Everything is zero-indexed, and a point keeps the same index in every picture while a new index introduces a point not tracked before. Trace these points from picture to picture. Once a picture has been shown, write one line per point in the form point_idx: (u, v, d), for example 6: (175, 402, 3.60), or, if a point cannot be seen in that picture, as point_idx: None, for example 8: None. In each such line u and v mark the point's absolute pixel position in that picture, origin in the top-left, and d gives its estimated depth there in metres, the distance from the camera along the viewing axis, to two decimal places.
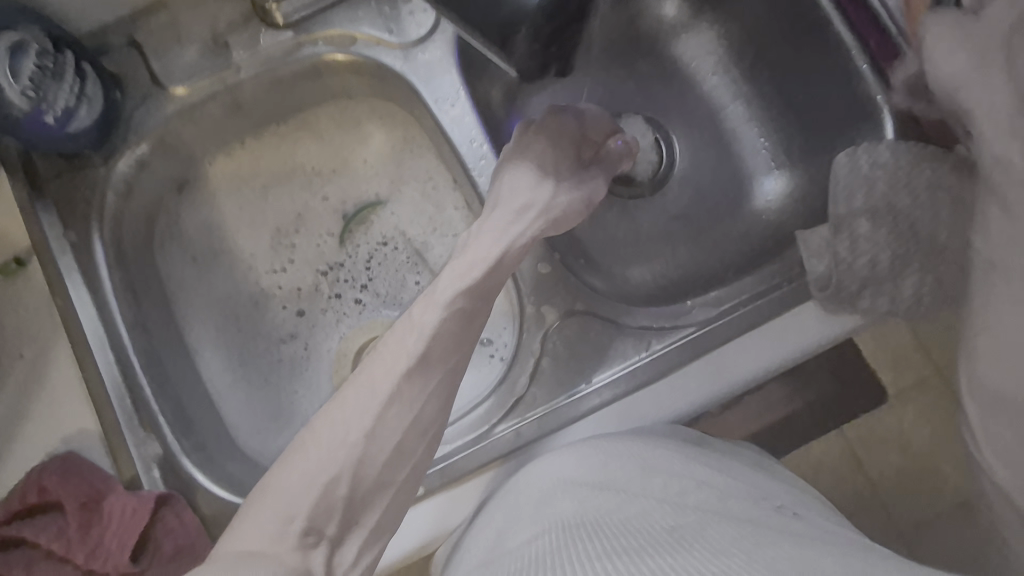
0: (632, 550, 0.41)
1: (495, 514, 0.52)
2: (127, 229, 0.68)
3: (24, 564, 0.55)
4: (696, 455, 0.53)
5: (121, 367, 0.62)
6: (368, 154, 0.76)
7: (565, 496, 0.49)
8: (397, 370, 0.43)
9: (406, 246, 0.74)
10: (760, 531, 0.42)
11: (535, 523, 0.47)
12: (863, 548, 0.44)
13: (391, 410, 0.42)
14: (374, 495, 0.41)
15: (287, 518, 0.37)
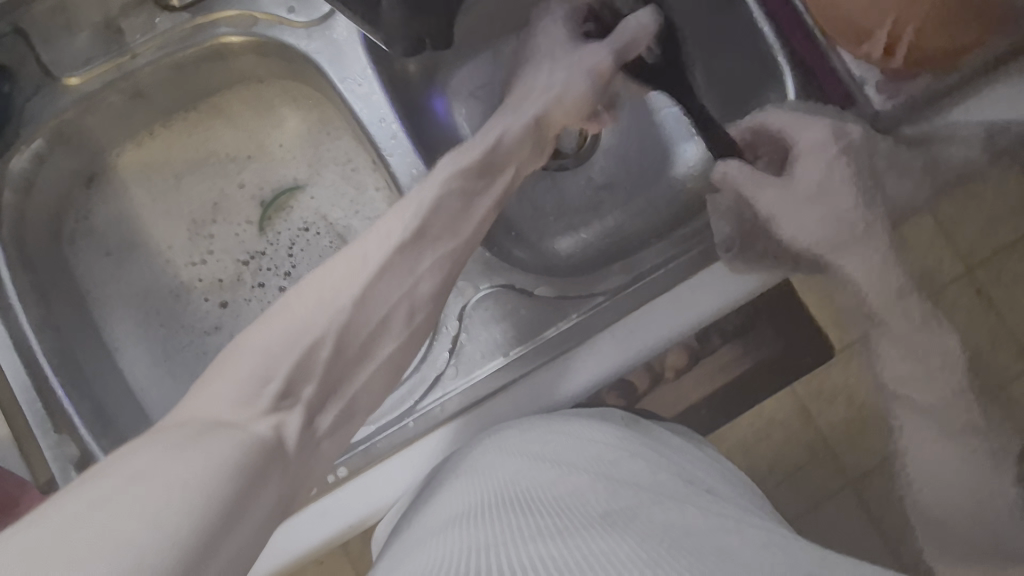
0: (553, 514, 0.41)
1: (429, 486, 0.53)
2: (31, 227, 0.66)
3: None
4: (625, 434, 0.54)
5: (30, 369, 0.60)
6: (284, 137, 0.74)
7: (497, 463, 0.49)
8: (390, 246, 0.47)
9: (328, 230, 0.73)
10: (675, 503, 0.43)
11: (464, 488, 0.48)
12: (771, 525, 0.45)
13: (380, 284, 0.46)
14: (353, 365, 0.45)
15: (261, 379, 0.40)
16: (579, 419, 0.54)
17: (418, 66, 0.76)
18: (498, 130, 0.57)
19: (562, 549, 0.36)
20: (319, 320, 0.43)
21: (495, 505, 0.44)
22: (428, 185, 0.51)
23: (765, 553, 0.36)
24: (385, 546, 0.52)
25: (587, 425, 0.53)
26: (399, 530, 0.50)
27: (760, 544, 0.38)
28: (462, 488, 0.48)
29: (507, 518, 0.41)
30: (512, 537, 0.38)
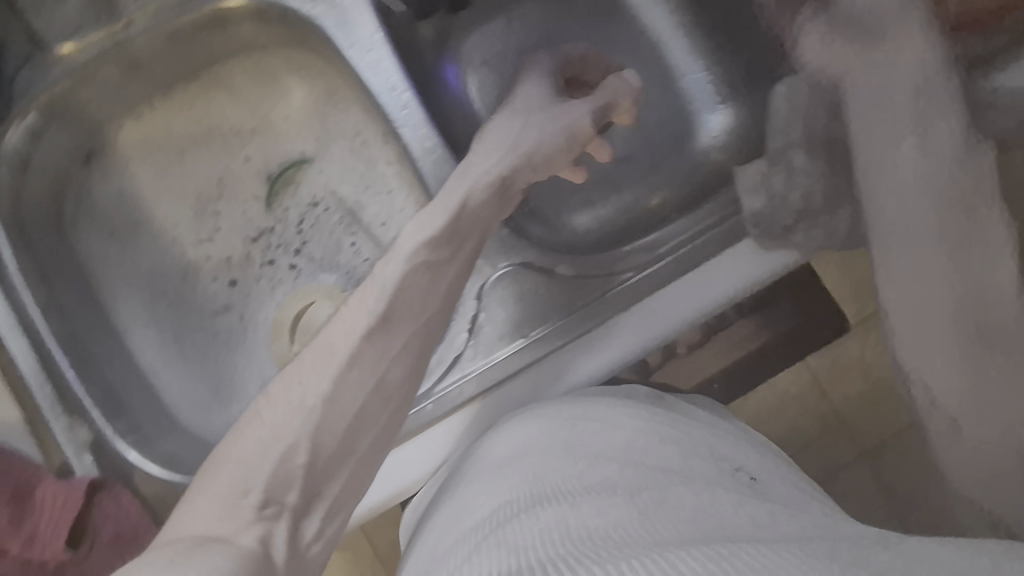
0: (586, 504, 0.40)
1: (454, 481, 0.52)
2: (30, 206, 0.64)
3: None
4: (655, 418, 0.52)
5: (38, 354, 0.58)
6: (289, 110, 0.71)
7: (523, 456, 0.48)
8: (356, 333, 0.44)
9: (338, 206, 0.70)
10: (713, 491, 0.41)
11: (491, 483, 0.46)
12: (813, 507, 0.44)
13: (351, 374, 0.43)
14: (334, 464, 0.42)
15: (241, 492, 0.37)
16: (604, 404, 0.53)
17: (427, 30, 0.72)
18: (462, 192, 0.54)
19: (600, 545, 0.34)
20: (290, 420, 0.40)
21: (522, 503, 0.42)
22: (392, 261, 0.48)
23: (815, 544, 0.34)
24: (413, 536, 0.52)
25: (613, 412, 0.52)
26: (429, 526, 0.49)
27: (804, 531, 0.36)
28: (489, 484, 0.46)
29: (538, 513, 0.39)
30: (545, 533, 0.37)
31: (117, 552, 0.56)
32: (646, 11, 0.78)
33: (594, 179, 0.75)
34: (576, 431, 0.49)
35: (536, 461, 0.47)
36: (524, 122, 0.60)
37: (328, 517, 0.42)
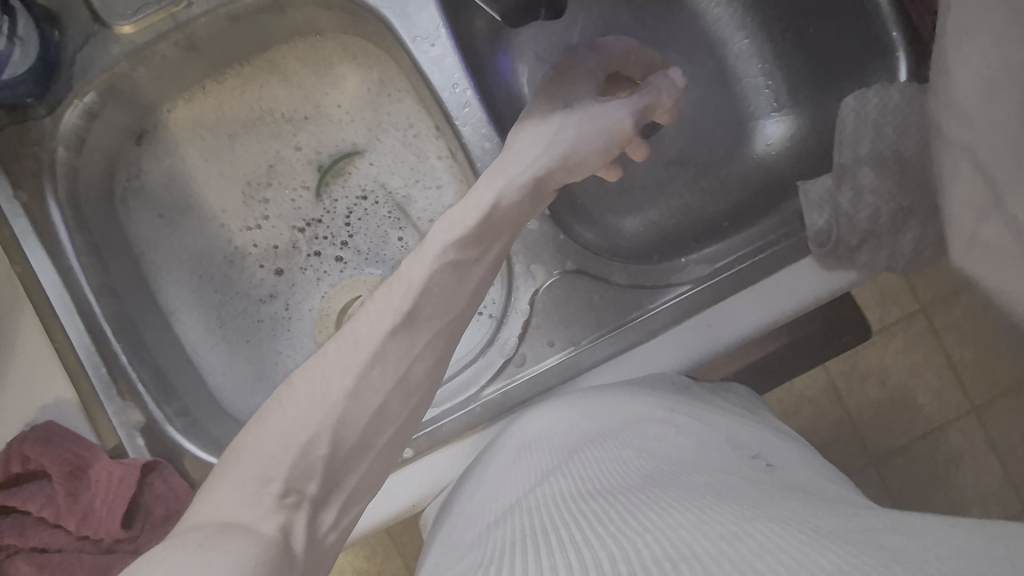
0: (592, 495, 0.38)
1: (478, 472, 0.51)
2: (84, 186, 0.64)
3: (18, 529, 0.56)
4: (675, 403, 0.50)
5: (92, 336, 0.59)
6: (342, 99, 0.70)
7: (545, 448, 0.47)
8: (379, 331, 0.39)
9: (387, 200, 0.70)
10: (727, 482, 0.39)
11: (513, 474, 0.46)
12: (845, 499, 0.40)
13: (374, 373, 0.39)
14: (355, 455, 0.38)
15: (261, 479, 0.34)
16: (626, 391, 0.51)
17: (483, 22, 0.70)
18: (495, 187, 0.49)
19: (596, 537, 0.33)
20: (315, 412, 0.36)
21: (531, 497, 0.40)
22: (417, 261, 0.43)
23: (842, 529, 0.32)
24: (438, 522, 0.52)
25: (636, 394, 0.50)
26: (453, 517, 0.48)
27: (821, 521, 0.33)
28: (510, 476, 0.46)
29: (556, 499, 0.39)
30: (561, 517, 0.36)
31: (168, 531, 0.57)
32: (707, 9, 0.75)
33: (644, 183, 0.74)
34: (597, 419, 0.48)
35: (558, 450, 0.46)
36: (560, 123, 0.54)
37: (346, 508, 0.37)
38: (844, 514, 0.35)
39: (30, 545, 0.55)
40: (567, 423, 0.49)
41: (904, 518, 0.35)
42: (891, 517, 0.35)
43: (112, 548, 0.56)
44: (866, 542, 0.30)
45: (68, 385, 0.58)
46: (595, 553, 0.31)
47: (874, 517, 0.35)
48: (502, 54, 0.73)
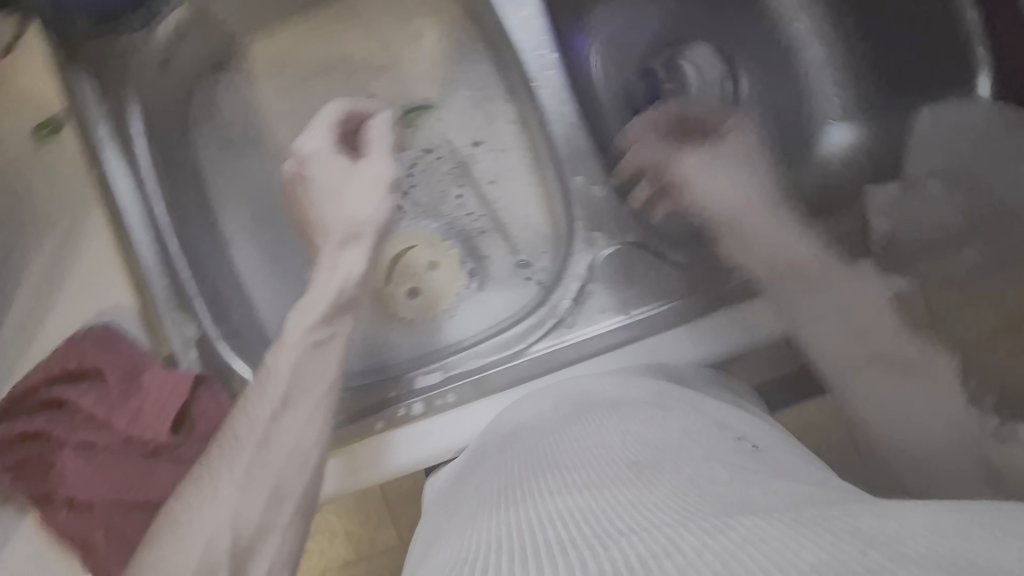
0: (568, 489, 0.37)
1: (466, 456, 0.51)
2: (163, 104, 0.65)
3: (68, 423, 0.58)
4: (663, 394, 0.48)
5: (158, 248, 0.61)
6: (420, 53, 0.71)
7: (532, 434, 0.47)
8: (263, 415, 0.50)
9: (451, 157, 0.71)
10: (707, 470, 0.37)
11: (501, 461, 0.46)
12: (834, 486, 0.39)
13: (280, 422, 0.51)
14: (267, 506, 0.48)
15: (209, 566, 0.45)
16: (611, 386, 0.50)
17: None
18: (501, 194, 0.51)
19: (565, 538, 0.32)
20: (231, 497, 0.47)
21: (512, 488, 0.40)
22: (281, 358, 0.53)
23: (826, 514, 0.31)
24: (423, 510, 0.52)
25: (624, 385, 0.50)
26: (438, 500, 0.49)
27: (801, 513, 0.31)
28: (497, 463, 0.46)
29: (541, 492, 0.38)
30: (546, 512, 0.36)
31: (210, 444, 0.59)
32: (786, 11, 0.76)
33: None
34: (584, 409, 0.48)
35: (544, 438, 0.46)
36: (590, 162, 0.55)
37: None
38: (831, 500, 0.34)
39: (79, 438, 0.58)
40: (555, 411, 0.49)
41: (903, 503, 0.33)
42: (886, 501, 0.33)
43: (157, 450, 0.59)
44: (835, 529, 0.29)
45: (129, 291, 0.60)
46: (581, 553, 0.30)
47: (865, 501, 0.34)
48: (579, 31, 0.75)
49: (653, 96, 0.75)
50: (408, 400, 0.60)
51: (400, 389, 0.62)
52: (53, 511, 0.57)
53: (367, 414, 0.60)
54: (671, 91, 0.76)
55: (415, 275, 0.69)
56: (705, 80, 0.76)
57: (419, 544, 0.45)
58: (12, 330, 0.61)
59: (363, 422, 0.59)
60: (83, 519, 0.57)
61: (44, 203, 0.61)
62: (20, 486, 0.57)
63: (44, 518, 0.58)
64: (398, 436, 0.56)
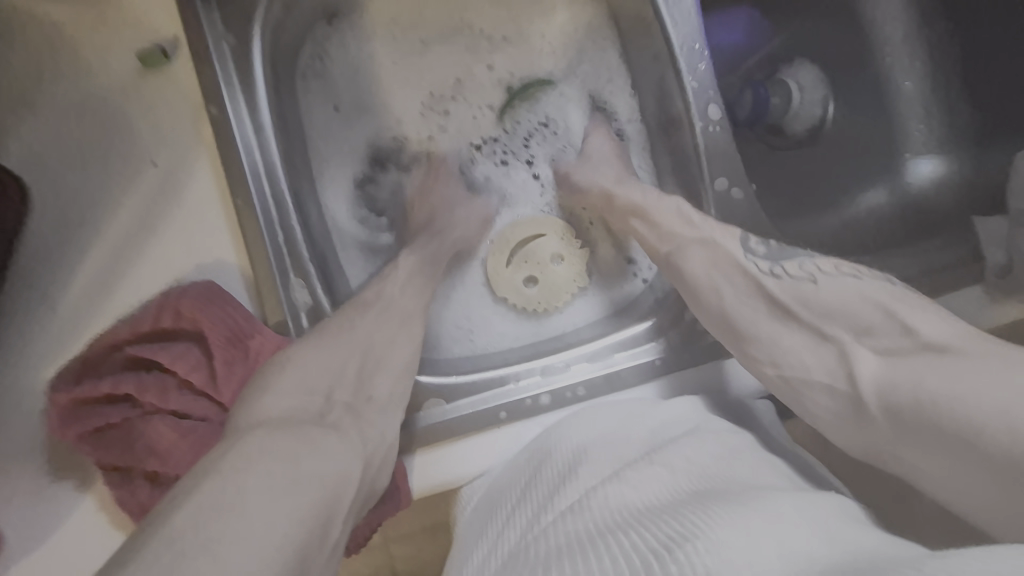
0: (632, 508, 0.41)
1: (533, 453, 0.54)
2: (282, 48, 0.60)
3: (160, 389, 0.52)
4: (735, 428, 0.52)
5: (275, 204, 0.55)
6: (546, 33, 0.71)
7: (595, 454, 0.49)
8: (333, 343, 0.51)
9: (571, 139, 0.71)
10: (770, 501, 0.41)
11: (567, 475, 0.48)
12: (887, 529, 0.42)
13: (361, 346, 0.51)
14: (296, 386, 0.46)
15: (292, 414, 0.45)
16: (689, 412, 0.54)
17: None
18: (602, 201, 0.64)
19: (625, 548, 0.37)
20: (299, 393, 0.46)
21: (583, 497, 0.45)
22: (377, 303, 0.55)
23: (893, 566, 0.34)
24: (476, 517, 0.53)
25: (678, 412, 0.53)
26: (495, 504, 0.52)
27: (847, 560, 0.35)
28: (563, 478, 0.48)
29: (611, 511, 0.42)
30: (608, 528, 0.40)
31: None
32: (891, 46, 0.78)
33: (803, 185, 0.76)
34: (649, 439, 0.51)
35: (609, 460, 0.48)
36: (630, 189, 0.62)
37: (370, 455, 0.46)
38: (889, 549, 0.37)
39: (171, 408, 0.51)
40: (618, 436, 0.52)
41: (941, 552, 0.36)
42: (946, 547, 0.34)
43: None
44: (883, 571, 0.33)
45: (234, 246, 0.55)
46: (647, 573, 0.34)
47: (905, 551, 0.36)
48: None
49: (757, 109, 0.77)
50: (532, 391, 0.59)
51: (520, 376, 0.60)
52: (135, 486, 0.51)
53: (486, 403, 0.58)
54: (776, 108, 0.77)
55: (539, 266, 0.69)
56: (807, 101, 0.78)
57: (475, 561, 0.47)
58: (88, 280, 0.54)
59: (483, 409, 0.57)
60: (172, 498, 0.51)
61: (145, 141, 0.55)
62: (98, 455, 0.51)
63: (121, 492, 0.51)
64: (494, 434, 0.57)
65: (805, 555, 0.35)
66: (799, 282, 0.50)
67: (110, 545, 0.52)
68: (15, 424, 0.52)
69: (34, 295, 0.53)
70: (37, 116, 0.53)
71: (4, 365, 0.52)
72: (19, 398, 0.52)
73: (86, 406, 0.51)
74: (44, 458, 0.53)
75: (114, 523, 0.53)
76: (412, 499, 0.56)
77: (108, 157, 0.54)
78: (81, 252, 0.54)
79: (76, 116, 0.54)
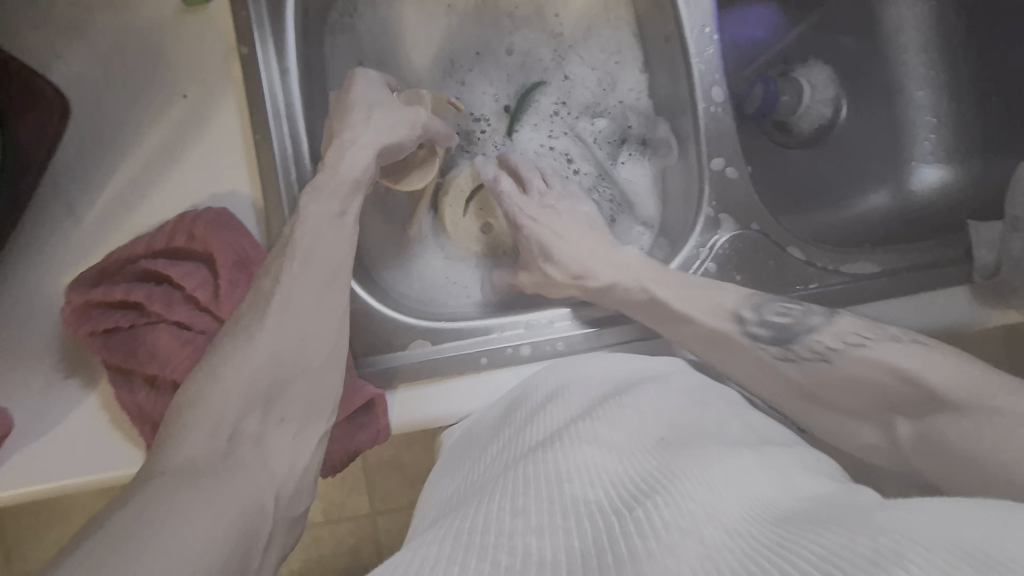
0: (599, 446, 0.44)
1: (512, 397, 0.58)
2: (316, 5, 0.65)
3: (167, 301, 0.56)
4: (701, 391, 0.55)
5: (291, 142, 0.61)
6: (563, 16, 0.76)
7: (570, 396, 0.52)
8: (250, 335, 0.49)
9: (580, 114, 0.77)
10: (730, 452, 0.44)
11: (545, 412, 0.51)
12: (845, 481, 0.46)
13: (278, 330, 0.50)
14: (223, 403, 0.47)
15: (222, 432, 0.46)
16: (661, 370, 0.57)
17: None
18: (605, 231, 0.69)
19: (591, 493, 0.40)
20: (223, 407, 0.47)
21: (552, 433, 0.47)
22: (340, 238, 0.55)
23: (841, 514, 0.37)
24: (457, 450, 0.57)
25: (653, 367, 0.57)
26: (473, 438, 0.56)
27: (793, 507, 0.39)
28: (541, 415, 0.51)
29: (578, 446, 0.44)
30: (575, 465, 0.42)
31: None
32: (906, 54, 0.79)
33: (809, 184, 0.76)
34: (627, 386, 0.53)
35: (583, 400, 0.51)
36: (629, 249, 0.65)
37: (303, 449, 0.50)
38: (833, 497, 0.40)
39: (174, 319, 0.55)
40: (597, 382, 0.54)
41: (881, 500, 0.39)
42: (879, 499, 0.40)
43: None
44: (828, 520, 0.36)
45: (250, 177, 0.59)
46: (609, 521, 0.37)
47: (847, 494, 0.41)
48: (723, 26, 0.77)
49: (765, 104, 0.77)
50: (514, 341, 0.62)
51: (505, 327, 0.63)
52: (133, 387, 0.55)
53: (469, 348, 0.62)
54: (785, 105, 0.77)
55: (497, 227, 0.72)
56: (817, 100, 0.79)
57: (448, 485, 0.52)
58: (113, 196, 0.58)
59: (466, 353, 0.61)
60: (167, 402, 0.55)
61: (177, 74, 0.59)
62: (104, 354, 0.54)
63: (120, 393, 0.55)
64: (475, 378, 0.61)
65: (759, 506, 0.38)
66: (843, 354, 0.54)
67: (108, 442, 0.56)
68: (35, 320, 0.56)
69: (63, 204, 0.57)
70: (83, 40, 0.58)
71: (29, 266, 0.57)
72: (40, 298, 0.57)
73: (99, 309, 0.55)
74: (56, 355, 0.57)
75: (114, 421, 0.57)
76: (390, 434, 0.59)
77: (145, 86, 0.59)
78: (110, 171, 0.58)
79: (119, 45, 0.58)
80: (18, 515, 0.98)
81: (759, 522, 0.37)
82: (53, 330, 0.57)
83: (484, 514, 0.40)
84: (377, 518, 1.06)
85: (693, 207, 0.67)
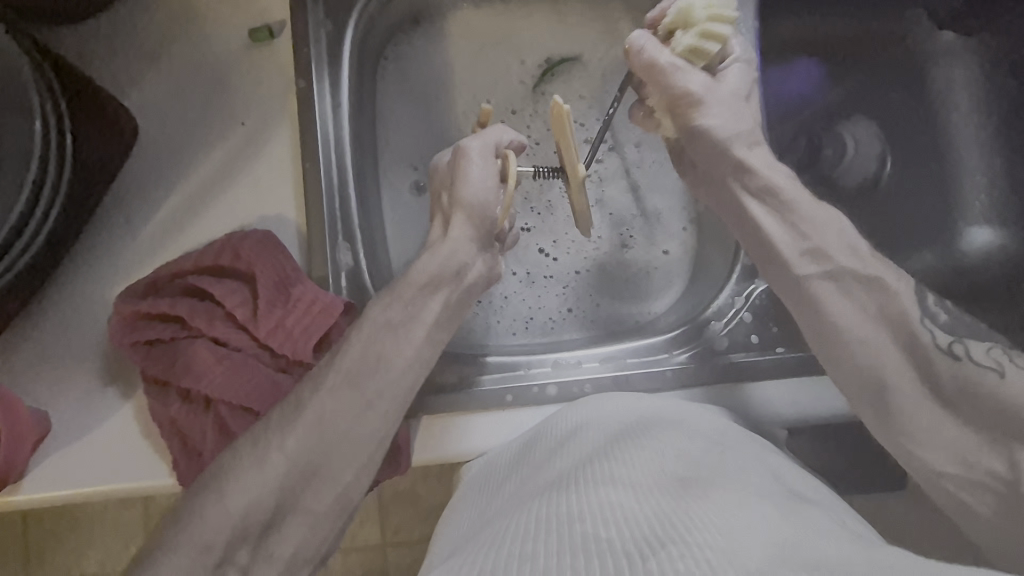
0: (616, 486, 0.42)
1: (532, 436, 0.56)
2: (371, 44, 0.70)
3: (207, 315, 0.57)
4: (728, 436, 0.53)
5: (339, 169, 0.63)
6: (606, 60, 0.79)
7: (586, 435, 0.51)
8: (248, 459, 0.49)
9: (618, 159, 0.79)
10: (753, 497, 0.41)
11: (559, 451, 0.50)
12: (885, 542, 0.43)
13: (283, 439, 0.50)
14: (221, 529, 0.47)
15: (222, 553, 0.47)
16: (681, 412, 0.55)
17: None
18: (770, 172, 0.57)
19: (604, 531, 0.37)
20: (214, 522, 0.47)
21: (568, 474, 0.45)
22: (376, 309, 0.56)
23: (866, 566, 0.34)
24: (474, 487, 0.55)
25: (677, 409, 0.56)
26: (488, 478, 0.54)
27: (819, 552, 0.35)
28: (557, 453, 0.50)
29: (594, 489, 0.42)
30: (588, 507, 0.39)
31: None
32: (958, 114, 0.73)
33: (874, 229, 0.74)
34: (647, 425, 0.51)
35: (600, 439, 0.49)
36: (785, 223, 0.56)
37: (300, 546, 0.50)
38: (865, 553, 0.37)
39: (212, 334, 0.57)
40: (613, 421, 0.52)
41: (910, 562, 0.36)
42: (912, 558, 0.37)
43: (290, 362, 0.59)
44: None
45: (297, 201, 0.62)
46: (622, 561, 0.33)
47: (883, 551, 0.38)
48: (780, 71, 0.76)
49: (808, 155, 0.77)
50: (541, 380, 0.62)
51: (533, 365, 0.64)
52: (167, 399, 0.56)
53: (495, 385, 0.62)
54: (827, 158, 0.76)
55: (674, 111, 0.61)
56: (861, 154, 0.75)
57: (459, 528, 0.50)
58: (167, 214, 0.61)
59: (493, 390, 0.61)
60: (198, 415, 0.56)
61: (237, 101, 0.63)
62: (144, 364, 0.56)
63: (155, 403, 0.56)
64: (499, 415, 0.60)
65: (784, 547, 0.35)
66: (979, 373, 0.51)
67: (137, 452, 0.57)
68: (84, 325, 0.59)
69: (121, 218, 0.61)
70: (158, 67, 0.62)
71: (84, 273, 0.59)
72: (92, 305, 0.59)
73: (144, 319, 0.57)
74: (100, 361, 0.58)
75: (146, 431, 0.58)
76: (410, 465, 0.59)
77: (208, 113, 0.62)
78: (167, 190, 0.61)
79: (189, 73, 0.62)
80: (42, 516, 1.00)
81: (783, 564, 0.33)
82: (99, 338, 0.59)
83: (493, 560, 0.38)
84: (387, 552, 1.04)
85: (734, 254, 0.68)
